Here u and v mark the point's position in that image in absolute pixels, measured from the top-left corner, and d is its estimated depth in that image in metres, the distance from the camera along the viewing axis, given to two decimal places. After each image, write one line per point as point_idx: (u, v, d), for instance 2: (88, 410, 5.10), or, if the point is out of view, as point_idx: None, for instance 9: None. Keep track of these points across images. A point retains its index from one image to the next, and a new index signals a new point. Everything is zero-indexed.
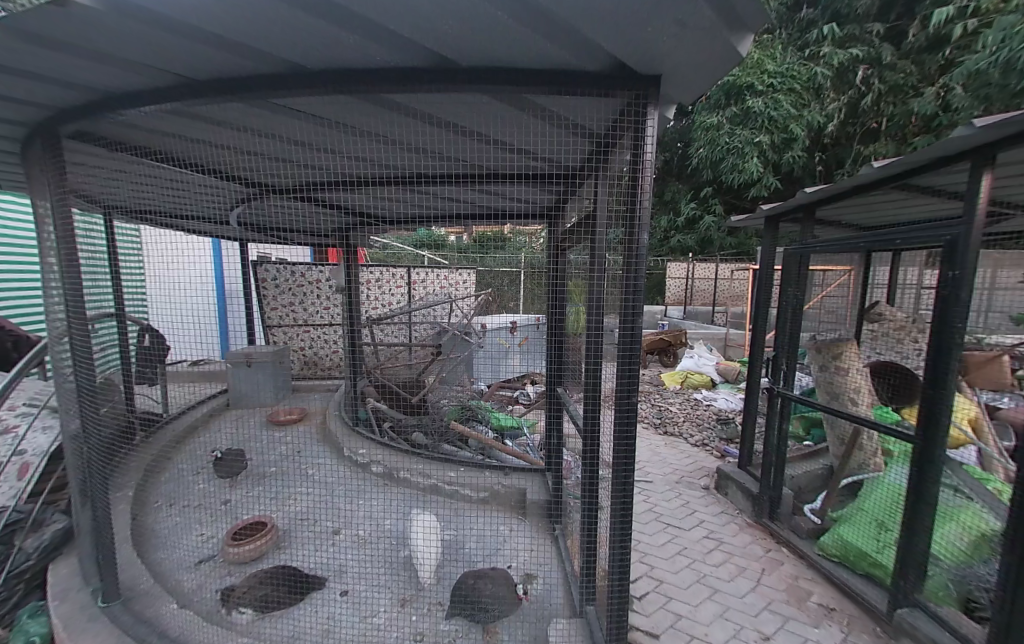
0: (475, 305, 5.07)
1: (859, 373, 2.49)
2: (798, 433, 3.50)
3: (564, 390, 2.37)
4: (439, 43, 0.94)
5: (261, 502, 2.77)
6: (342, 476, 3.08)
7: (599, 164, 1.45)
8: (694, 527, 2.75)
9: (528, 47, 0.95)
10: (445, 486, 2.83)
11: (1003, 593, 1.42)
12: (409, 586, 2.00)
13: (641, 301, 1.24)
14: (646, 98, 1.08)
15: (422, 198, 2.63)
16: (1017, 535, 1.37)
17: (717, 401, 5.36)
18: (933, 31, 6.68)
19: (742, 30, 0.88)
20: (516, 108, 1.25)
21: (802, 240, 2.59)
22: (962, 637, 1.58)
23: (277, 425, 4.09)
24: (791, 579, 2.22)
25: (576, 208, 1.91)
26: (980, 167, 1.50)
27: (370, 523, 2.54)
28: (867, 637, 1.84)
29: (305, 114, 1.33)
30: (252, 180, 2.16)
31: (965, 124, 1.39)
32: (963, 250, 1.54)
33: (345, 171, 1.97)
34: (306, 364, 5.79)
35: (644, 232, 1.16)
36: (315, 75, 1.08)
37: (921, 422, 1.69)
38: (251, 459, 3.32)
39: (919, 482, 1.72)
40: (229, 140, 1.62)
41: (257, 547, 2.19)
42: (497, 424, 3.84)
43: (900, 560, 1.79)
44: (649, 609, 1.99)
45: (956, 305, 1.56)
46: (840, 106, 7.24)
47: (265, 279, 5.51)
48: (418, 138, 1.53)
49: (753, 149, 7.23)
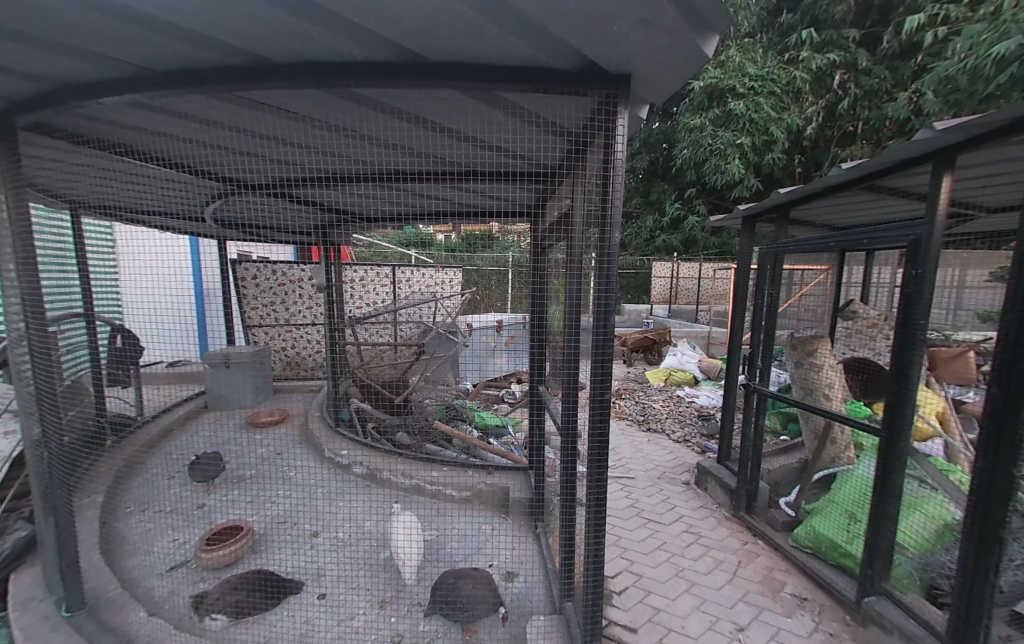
0: (460, 304, 5.05)
1: (833, 369, 2.59)
2: (775, 428, 3.58)
3: (545, 389, 2.37)
4: (406, 38, 0.93)
5: (237, 507, 2.70)
6: (322, 478, 3.03)
7: (574, 163, 1.45)
8: (674, 522, 2.79)
9: (498, 44, 0.95)
10: (427, 486, 2.81)
11: (962, 579, 1.47)
12: (389, 587, 1.99)
13: (614, 300, 1.26)
14: (617, 98, 1.09)
15: (401, 195, 2.61)
16: (977, 523, 1.42)
17: (699, 398, 5.45)
18: (905, 37, 6.88)
19: (707, 31, 0.89)
20: (489, 106, 1.25)
21: (778, 239, 2.65)
22: (925, 623, 1.62)
23: (258, 427, 4.02)
24: (766, 570, 2.28)
25: (555, 206, 1.92)
26: (941, 170, 1.56)
27: (349, 525, 2.51)
28: (837, 625, 1.90)
29: (274, 108, 1.30)
30: (222, 174, 2.10)
31: (926, 128, 1.44)
32: (925, 250, 1.59)
33: (320, 167, 1.94)
34: (288, 365, 5.69)
35: (615, 231, 1.17)
36: (283, 68, 1.06)
37: (887, 416, 1.75)
38: (227, 463, 3.24)
39: (884, 474, 1.77)
40: (196, 134, 1.58)
41: (233, 551, 2.13)
42: (482, 423, 3.86)
43: (868, 551, 1.85)
44: (629, 603, 2.01)
45: (919, 303, 1.61)
46: (819, 109, 7.39)
47: (245, 278, 5.38)
48: (392, 133, 1.51)
49: (735, 150, 7.36)
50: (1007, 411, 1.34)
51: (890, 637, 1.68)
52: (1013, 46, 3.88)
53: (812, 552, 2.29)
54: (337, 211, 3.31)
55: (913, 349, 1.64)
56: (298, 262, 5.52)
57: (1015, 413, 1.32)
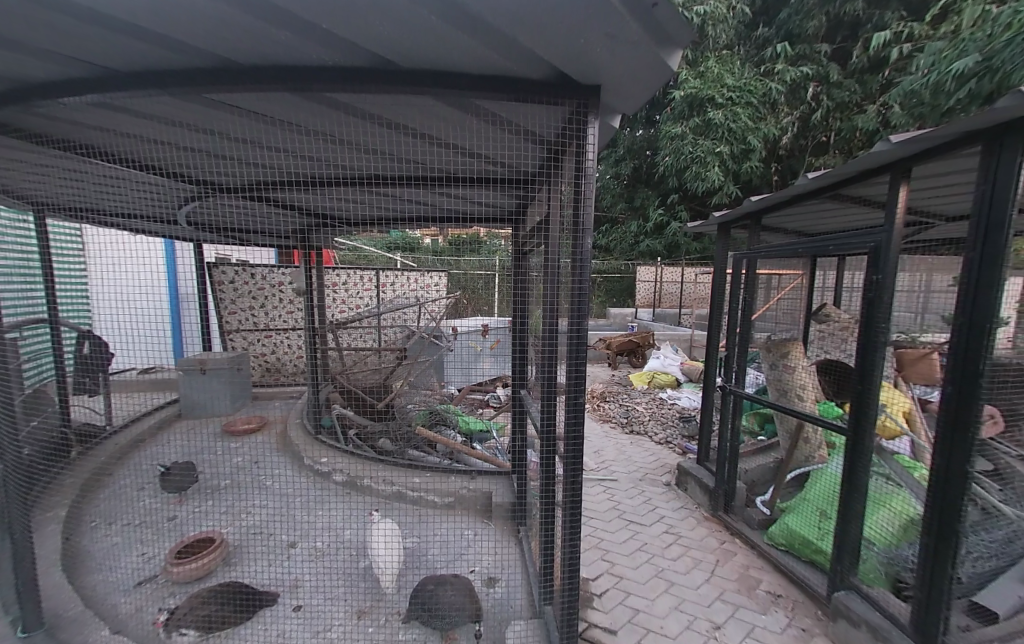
0: (444, 308, 5.02)
1: (805, 370, 2.67)
2: (752, 428, 3.66)
3: (527, 394, 2.37)
4: (377, 44, 0.94)
5: (210, 518, 2.62)
6: (300, 487, 2.97)
7: (551, 170, 1.47)
8: (654, 523, 2.83)
9: (470, 54, 0.97)
10: (409, 493, 2.78)
11: (923, 571, 1.53)
12: (367, 597, 1.96)
13: (587, 304, 1.29)
14: (587, 108, 1.12)
15: (382, 199, 2.58)
16: (936, 517, 1.49)
17: (681, 400, 5.54)
18: (873, 53, 7.09)
19: (670, 46, 0.93)
20: (464, 113, 1.27)
21: (751, 245, 2.73)
22: (890, 616, 1.68)
23: (235, 435, 3.91)
24: (742, 568, 2.33)
25: (534, 211, 1.94)
26: (898, 180, 1.63)
27: (327, 534, 2.45)
28: (808, 620, 1.95)
29: (246, 111, 1.28)
30: (197, 177, 2.06)
31: (883, 141, 1.51)
32: (885, 256, 1.66)
33: (297, 171, 1.92)
34: (268, 371, 5.56)
35: (587, 236, 1.20)
36: (253, 71, 1.05)
37: (852, 416, 1.81)
38: (201, 473, 3.14)
39: (851, 472, 1.84)
40: (167, 136, 1.55)
41: (205, 564, 2.07)
42: (465, 428, 3.84)
43: (837, 547, 1.91)
44: (609, 605, 2.02)
45: (881, 306, 1.68)
46: (794, 120, 7.62)
47: (221, 282, 5.24)
48: (368, 138, 1.50)
49: (714, 159, 7.56)
50: (960, 411, 1.41)
51: (858, 630, 1.74)
52: (971, 64, 3.99)
53: (785, 550, 2.35)
54: (317, 214, 3.26)
55: (876, 349, 1.71)
56: (279, 265, 5.41)
57: (967, 410, 1.39)
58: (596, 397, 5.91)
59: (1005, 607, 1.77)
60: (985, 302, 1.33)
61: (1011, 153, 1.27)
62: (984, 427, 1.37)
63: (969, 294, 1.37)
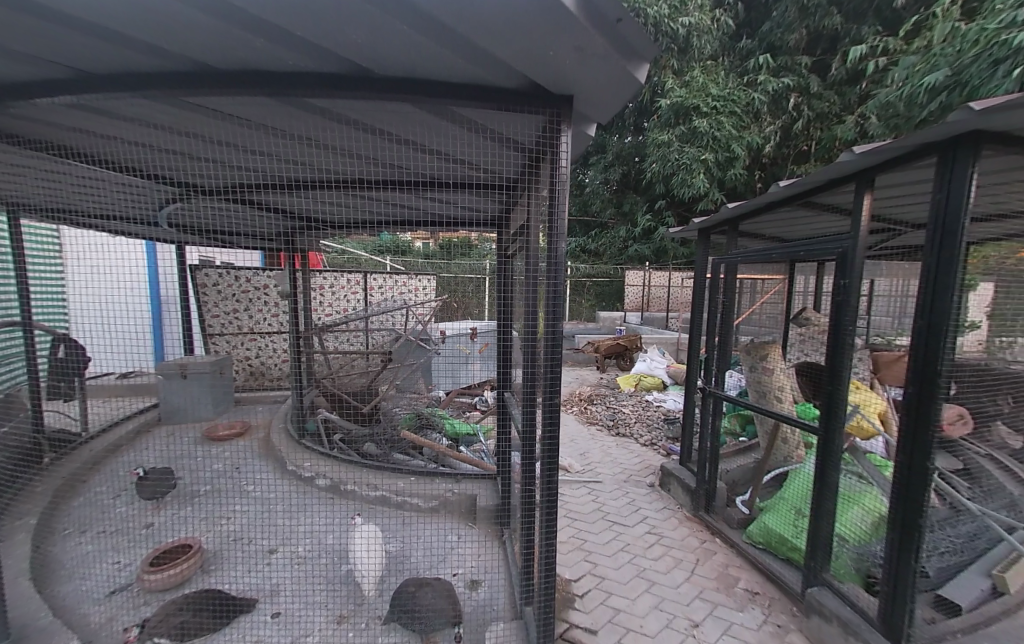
0: (432, 311, 5.01)
1: (783, 373, 2.73)
2: (733, 429, 3.73)
3: (511, 396, 2.38)
4: (353, 52, 0.96)
5: (188, 525, 2.57)
6: (283, 492, 2.95)
7: (530, 175, 1.51)
8: (638, 523, 2.86)
9: (444, 63, 0.99)
10: (394, 497, 2.77)
11: (890, 565, 1.59)
12: (348, 603, 1.94)
13: (562, 307, 1.34)
14: (561, 117, 1.17)
15: (366, 202, 2.59)
16: (900, 512, 1.55)
17: (667, 402, 5.61)
18: (850, 66, 7.30)
19: (636, 59, 0.98)
20: (443, 120, 1.29)
21: (730, 250, 2.80)
22: (860, 610, 1.74)
23: (216, 441, 3.84)
24: (721, 567, 2.37)
25: (516, 216, 1.96)
26: (863, 189, 1.71)
27: (310, 540, 2.43)
28: (784, 617, 2.00)
29: (225, 114, 1.29)
30: (176, 179, 2.03)
31: (847, 152, 1.58)
32: (852, 261, 1.73)
33: (279, 174, 1.91)
34: (251, 375, 5.47)
35: (561, 241, 1.27)
36: (230, 76, 1.06)
37: (823, 415, 1.87)
38: (181, 479, 3.08)
39: (822, 471, 1.89)
40: (145, 138, 1.54)
41: (182, 571, 2.03)
42: (452, 431, 3.82)
43: (812, 544, 1.96)
44: (590, 605, 2.04)
45: (848, 310, 1.75)
46: (776, 128, 7.79)
47: (204, 284, 5.15)
48: (350, 143, 1.52)
49: (700, 166, 7.72)
50: (921, 409, 1.48)
51: (830, 625, 1.79)
52: (942, 77, 4.14)
53: (764, 548, 2.40)
54: (301, 216, 3.23)
55: (843, 350, 1.77)
56: (264, 268, 5.35)
57: (926, 408, 1.46)
58: (584, 400, 5.95)
59: (967, 600, 1.84)
60: (942, 306, 1.39)
61: (962, 166, 1.34)
62: (942, 424, 1.44)
63: (927, 298, 1.44)
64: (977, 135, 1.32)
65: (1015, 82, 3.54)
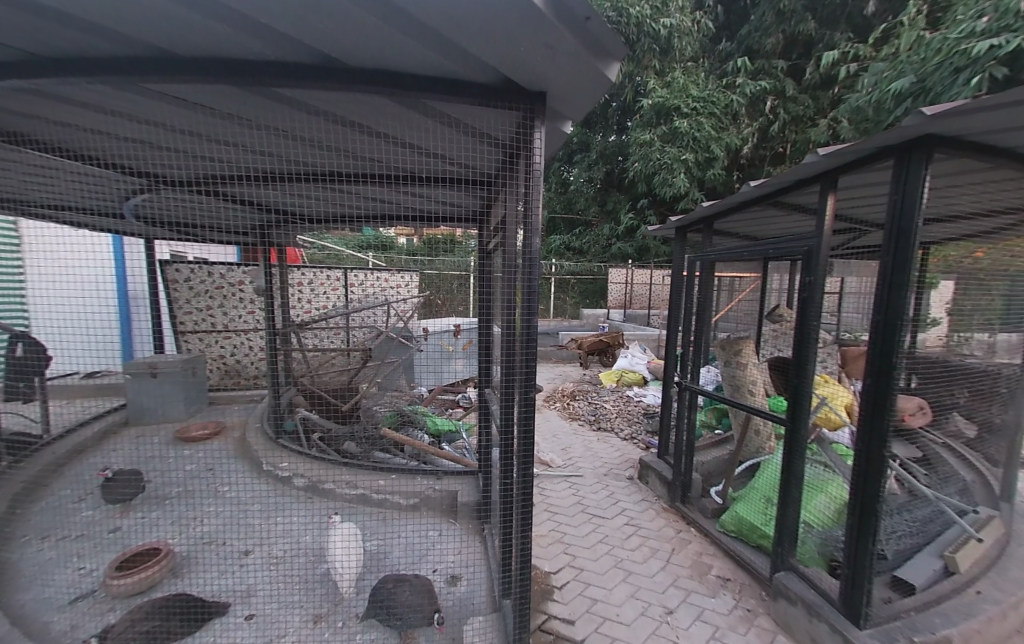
0: (414, 308, 4.96)
1: (756, 367, 2.79)
2: (709, 422, 3.83)
3: (491, 393, 2.39)
4: (322, 43, 0.95)
5: (157, 528, 2.48)
6: (259, 493, 2.88)
7: (506, 170, 1.52)
8: (616, 515, 2.92)
9: (416, 56, 1.00)
10: (374, 495, 2.74)
11: (850, 548, 1.67)
12: (324, 603, 1.92)
13: (537, 301, 1.36)
14: (534, 113, 1.19)
15: (343, 196, 2.54)
16: (859, 498, 1.63)
17: (647, 397, 5.71)
18: (824, 71, 7.53)
19: (606, 57, 1.01)
20: (418, 114, 1.29)
21: (705, 248, 2.86)
22: (823, 592, 1.82)
23: (189, 442, 3.73)
24: (695, 556, 2.44)
25: (495, 212, 1.96)
26: (826, 189, 1.78)
27: (286, 540, 2.39)
28: (752, 601, 2.08)
29: (188, 103, 1.25)
30: (140, 169, 1.96)
31: (812, 153, 1.64)
32: (817, 259, 1.80)
33: (249, 166, 1.86)
34: (226, 374, 5.31)
35: (535, 237, 1.28)
36: (192, 62, 1.03)
37: (790, 407, 1.95)
38: (149, 482, 2.97)
39: (790, 461, 1.97)
40: (103, 126, 1.47)
41: (150, 575, 1.98)
42: (434, 428, 3.78)
43: (780, 531, 2.03)
44: (568, 596, 2.07)
45: (813, 305, 1.82)
46: (754, 130, 7.98)
47: (176, 280, 4.97)
48: (322, 134, 1.49)
49: (680, 166, 7.85)
50: (878, 400, 1.55)
51: (794, 607, 1.86)
52: (907, 84, 4.32)
53: (735, 536, 2.49)
54: (276, 209, 3.14)
55: (809, 344, 1.85)
56: (239, 264, 5.19)
57: (884, 399, 1.53)
58: (566, 396, 6.00)
59: (921, 579, 1.94)
60: (897, 301, 1.47)
61: (915, 168, 1.41)
62: (897, 413, 1.53)
63: (884, 293, 1.51)
64: (930, 139, 1.39)
65: (974, 89, 3.72)
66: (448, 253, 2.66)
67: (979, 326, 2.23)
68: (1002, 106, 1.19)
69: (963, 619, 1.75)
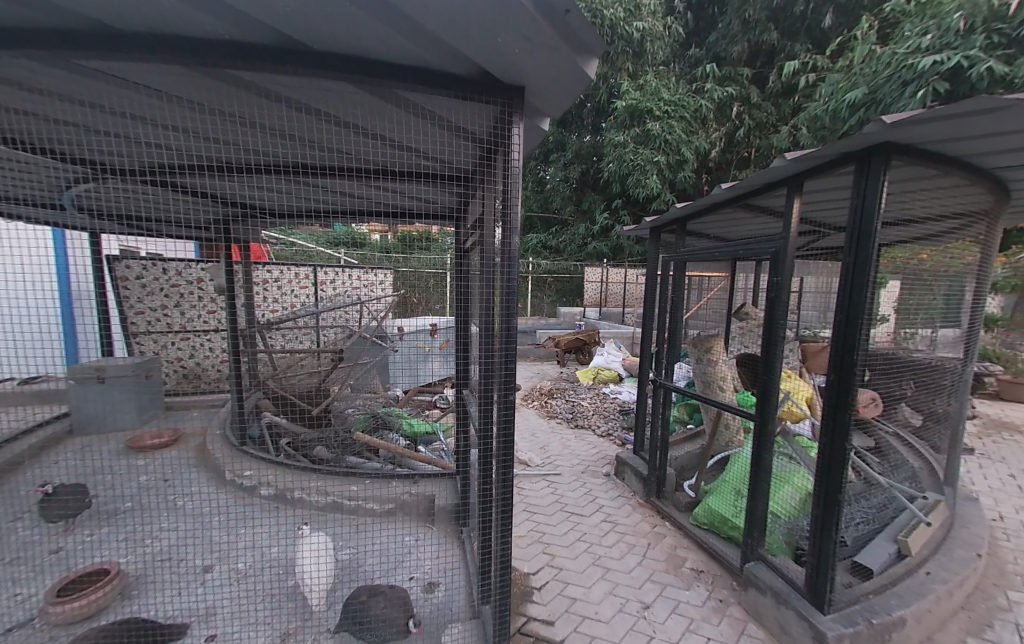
0: (387, 307, 4.84)
1: (726, 364, 2.87)
2: (682, 418, 3.92)
3: (469, 394, 2.34)
4: (284, 23, 0.89)
5: (106, 548, 2.29)
6: (221, 504, 2.73)
7: (483, 166, 1.48)
8: (593, 512, 2.94)
9: (386, 42, 0.95)
10: (346, 502, 2.64)
11: (816, 538, 1.74)
12: (293, 618, 1.83)
13: (516, 303, 1.34)
14: (513, 108, 1.17)
15: (310, 189, 2.41)
16: (824, 490, 1.69)
17: (622, 394, 5.81)
18: (785, 80, 7.87)
19: (586, 54, 1.00)
20: (391, 105, 1.23)
21: (679, 248, 2.92)
22: (790, 580, 1.89)
23: (141, 451, 3.48)
24: (670, 549, 2.49)
25: (471, 209, 1.91)
26: (793, 192, 1.84)
27: (251, 554, 2.26)
28: (725, 592, 2.14)
29: (131, 83, 1.15)
30: (76, 156, 1.79)
31: (780, 157, 1.68)
32: (785, 258, 1.86)
33: (203, 155, 1.74)
34: (184, 378, 4.99)
35: (515, 236, 1.26)
36: (135, 38, 0.94)
37: (759, 404, 2.00)
38: (97, 497, 2.75)
39: (758, 455, 2.03)
40: (32, 106, 1.33)
41: (94, 601, 1.81)
42: (410, 431, 3.70)
43: (749, 523, 2.10)
44: (548, 597, 2.07)
45: (780, 305, 1.88)
46: (721, 135, 8.26)
47: (127, 278, 4.64)
48: (284, 122, 1.40)
49: (653, 167, 8.02)
50: (842, 396, 1.62)
51: (764, 596, 1.93)
52: (860, 95, 4.56)
53: (707, 529, 2.55)
54: (236, 203, 2.96)
55: (776, 342, 1.91)
56: (198, 260, 4.89)
57: (846, 393, 1.60)
58: (544, 395, 6.02)
59: (878, 563, 2.04)
60: (858, 300, 1.54)
61: (875, 173, 1.48)
62: (858, 407, 1.60)
63: (846, 291, 1.57)
64: (888, 147, 1.46)
65: (920, 101, 3.98)
66: (422, 251, 2.59)
67: (925, 324, 2.38)
68: (953, 116, 1.26)
69: (915, 599, 1.86)
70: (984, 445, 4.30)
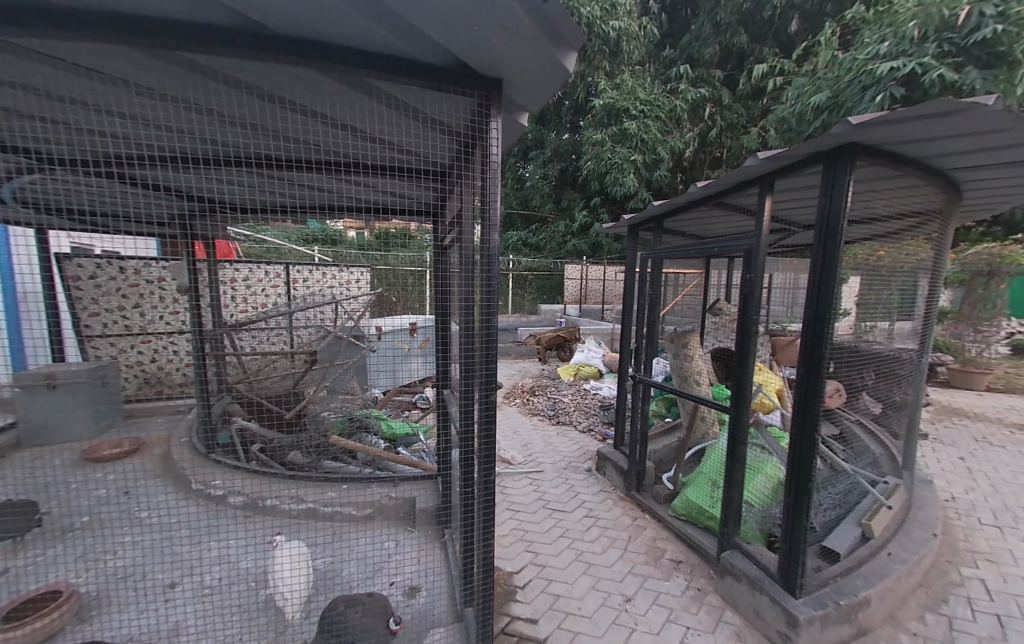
0: (363, 306, 4.71)
1: (701, 358, 2.93)
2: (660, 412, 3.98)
3: (450, 393, 2.30)
4: (243, 4, 0.83)
5: (59, 567, 2.14)
6: (187, 515, 2.60)
7: (460, 161, 1.45)
8: (575, 508, 2.96)
9: (355, 27, 0.91)
10: (323, 509, 2.55)
11: (788, 526, 1.80)
12: (267, 633, 1.75)
13: (496, 300, 1.32)
14: (489, 102, 1.14)
15: (280, 183, 2.31)
16: (795, 479, 1.75)
17: (602, 390, 5.87)
18: (755, 83, 8.11)
19: (564, 46, 0.98)
20: (362, 95, 1.19)
21: (656, 245, 2.96)
22: (763, 566, 1.95)
23: (98, 462, 3.27)
24: (650, 541, 2.54)
25: (449, 204, 1.87)
26: (764, 190, 1.88)
27: (220, 567, 2.16)
28: (703, 581, 2.19)
29: (75, 65, 1.06)
30: (16, 145, 1.66)
31: (752, 157, 1.71)
32: (757, 255, 1.90)
33: (159, 145, 1.64)
34: (147, 382, 4.73)
35: (494, 232, 1.24)
36: (75, 15, 0.86)
37: (733, 397, 2.05)
38: (49, 512, 2.57)
39: (733, 446, 2.08)
40: None
41: (43, 626, 1.68)
42: (389, 433, 3.62)
43: (724, 513, 2.15)
44: (531, 595, 2.06)
45: (752, 300, 1.93)
46: (695, 135, 8.44)
47: (80, 277, 4.35)
48: (245, 111, 1.33)
49: (629, 166, 8.13)
50: (811, 388, 1.67)
51: (739, 583, 1.98)
52: (825, 98, 4.74)
53: (685, 519, 2.61)
54: (198, 197, 2.81)
55: (748, 336, 1.96)
56: (159, 258, 4.63)
57: (814, 385, 1.66)
58: (525, 392, 6.02)
59: (845, 546, 2.13)
60: (826, 295, 1.59)
61: (842, 172, 1.53)
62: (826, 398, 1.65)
63: (815, 286, 1.63)
64: (853, 148, 1.51)
65: (880, 106, 4.16)
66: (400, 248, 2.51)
67: (884, 317, 2.51)
68: (913, 119, 1.31)
69: (879, 580, 1.95)
70: (937, 430, 4.58)
